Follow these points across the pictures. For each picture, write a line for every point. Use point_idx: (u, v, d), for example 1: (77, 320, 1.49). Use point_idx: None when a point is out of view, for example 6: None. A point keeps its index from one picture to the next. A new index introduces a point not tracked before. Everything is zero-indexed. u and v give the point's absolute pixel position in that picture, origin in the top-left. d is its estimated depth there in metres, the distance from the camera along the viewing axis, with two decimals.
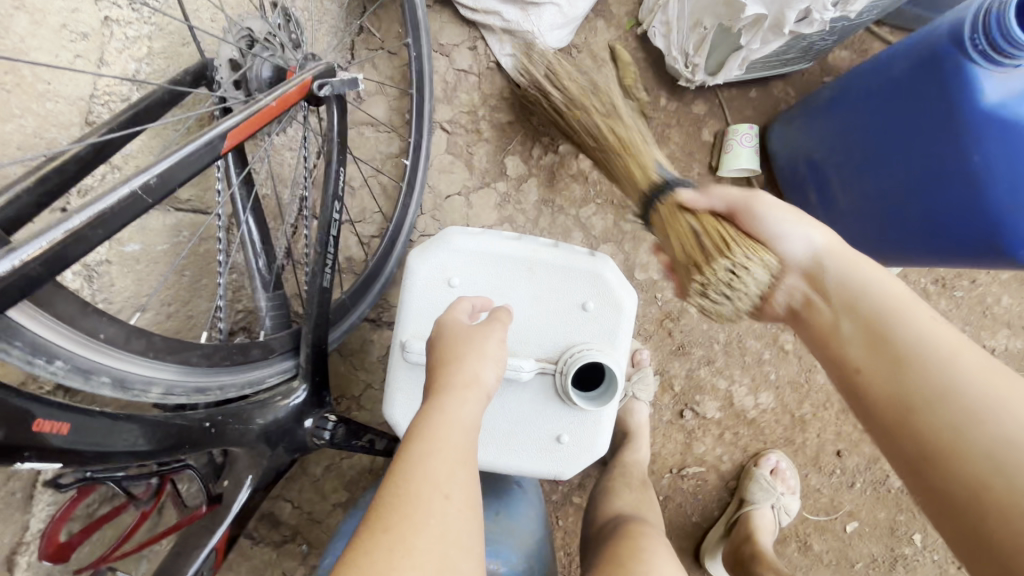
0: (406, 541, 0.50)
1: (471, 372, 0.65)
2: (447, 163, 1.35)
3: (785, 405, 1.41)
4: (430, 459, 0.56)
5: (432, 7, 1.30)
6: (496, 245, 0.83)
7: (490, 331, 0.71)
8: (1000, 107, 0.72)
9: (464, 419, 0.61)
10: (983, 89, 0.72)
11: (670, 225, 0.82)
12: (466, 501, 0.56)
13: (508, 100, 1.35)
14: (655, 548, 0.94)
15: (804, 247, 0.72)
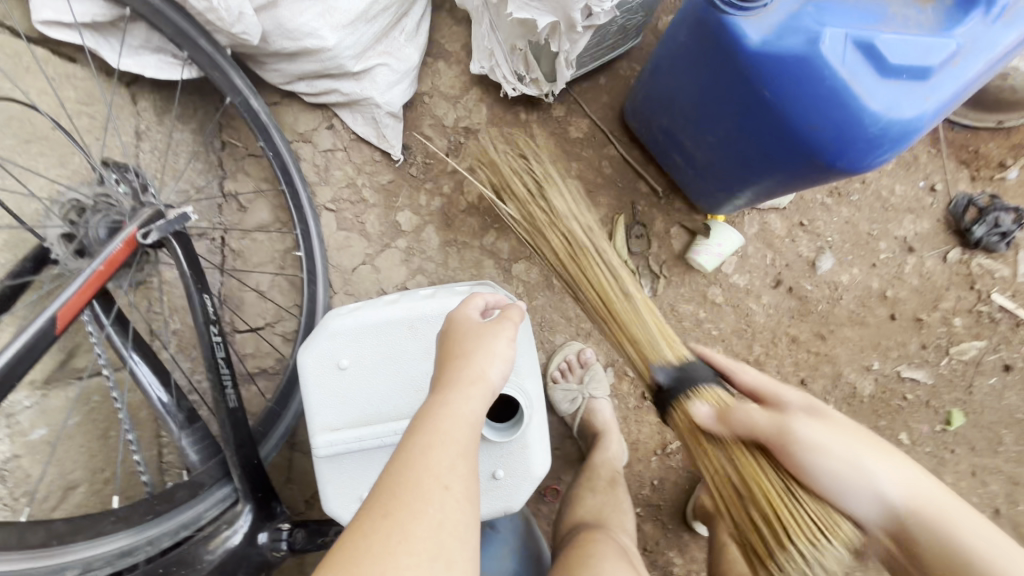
0: (406, 525, 0.56)
1: (479, 370, 0.68)
2: (343, 239, 1.38)
3: (737, 354, 1.41)
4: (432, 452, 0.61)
5: (280, 102, 1.34)
6: (372, 314, 0.85)
7: (499, 329, 0.73)
8: (765, 46, 0.74)
9: (467, 416, 0.64)
10: (745, 33, 0.76)
11: (701, 456, 0.82)
12: (465, 492, 0.60)
13: (380, 162, 1.39)
14: (603, 552, 1.02)
15: (874, 503, 0.72)
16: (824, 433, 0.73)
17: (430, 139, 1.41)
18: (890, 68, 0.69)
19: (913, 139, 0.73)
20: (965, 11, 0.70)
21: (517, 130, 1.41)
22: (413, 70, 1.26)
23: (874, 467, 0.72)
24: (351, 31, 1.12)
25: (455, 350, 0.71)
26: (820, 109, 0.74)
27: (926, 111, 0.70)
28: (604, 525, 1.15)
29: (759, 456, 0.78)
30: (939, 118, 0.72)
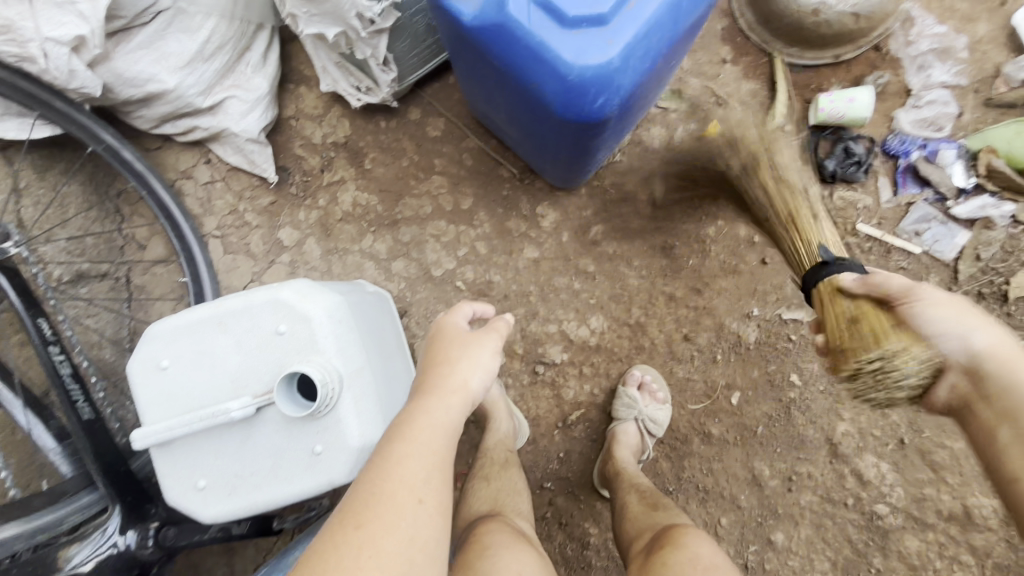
0: (378, 534, 0.71)
1: (462, 380, 0.89)
2: (231, 261, 1.48)
3: (617, 318, 1.44)
4: (413, 464, 0.77)
5: (160, 146, 1.47)
6: (188, 316, 0.93)
7: (482, 344, 0.94)
8: (475, 20, 0.81)
9: (445, 422, 0.83)
10: (458, 11, 0.82)
11: (828, 308, 0.93)
12: (434, 508, 0.76)
13: (258, 186, 1.50)
14: (500, 541, 1.06)
15: (961, 346, 0.84)
16: (942, 307, 0.85)
17: (302, 158, 1.51)
18: (569, 20, 0.75)
19: (617, 81, 0.78)
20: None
21: (381, 138, 1.50)
22: (265, 97, 1.37)
23: (966, 328, 0.85)
24: (190, 71, 1.24)
25: (448, 359, 0.91)
26: (530, 66, 0.79)
27: (612, 54, 0.75)
28: (499, 512, 1.17)
29: (885, 313, 0.89)
30: (633, 58, 0.77)
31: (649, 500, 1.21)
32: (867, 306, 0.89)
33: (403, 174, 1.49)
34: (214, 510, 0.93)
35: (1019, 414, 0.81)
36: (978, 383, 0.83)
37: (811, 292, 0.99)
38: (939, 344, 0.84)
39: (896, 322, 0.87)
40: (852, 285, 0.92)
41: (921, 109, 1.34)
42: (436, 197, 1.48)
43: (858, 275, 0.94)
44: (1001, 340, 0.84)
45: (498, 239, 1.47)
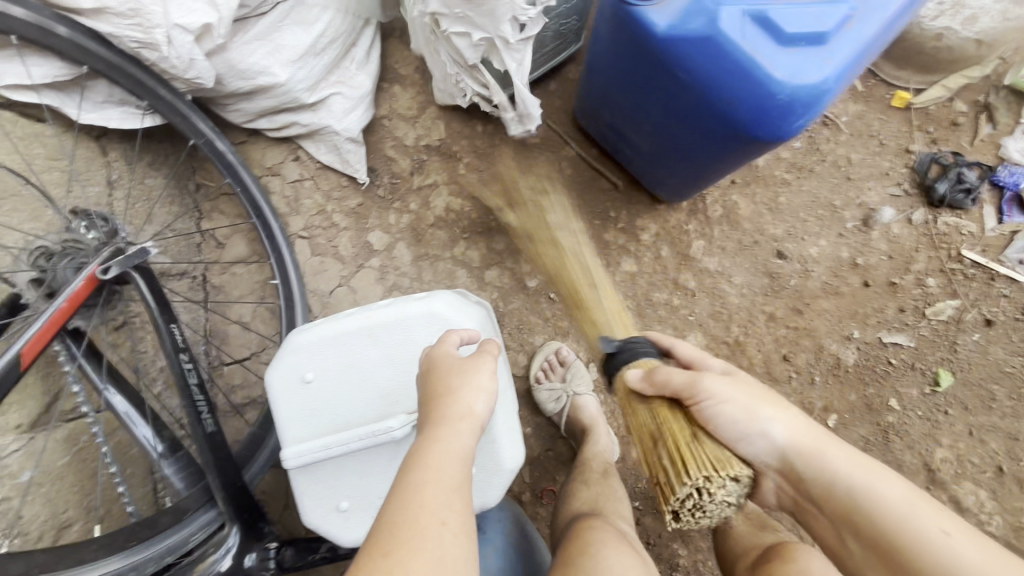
0: (405, 558, 0.57)
1: (467, 406, 0.72)
2: (318, 264, 1.42)
3: (715, 336, 1.41)
4: (436, 489, 0.63)
5: (247, 140, 1.40)
6: (333, 326, 0.87)
7: (478, 361, 0.76)
8: (672, 29, 0.78)
9: (458, 451, 0.67)
10: (652, 21, 0.79)
11: (630, 411, 0.85)
12: (461, 529, 0.62)
13: (348, 187, 1.44)
14: (603, 538, 1.01)
15: (769, 447, 0.79)
16: (731, 399, 0.79)
17: (394, 159, 1.46)
18: (786, 37, 0.72)
19: (824, 101, 0.75)
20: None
21: (477, 142, 1.46)
22: (368, 96, 1.32)
23: (762, 420, 0.79)
24: (302, 64, 1.19)
25: (443, 390, 0.73)
26: (732, 80, 0.76)
27: (828, 73, 0.73)
28: (601, 512, 1.13)
29: (678, 413, 0.81)
30: (843, 78, 0.75)
31: (755, 519, 1.17)
32: (659, 409, 0.81)
33: (498, 181, 1.45)
34: (356, 533, 0.88)
35: (892, 539, 0.69)
36: (798, 479, 0.78)
37: (614, 385, 0.90)
38: (742, 447, 0.78)
39: (690, 442, 0.76)
40: (636, 384, 0.83)
41: None
42: (532, 205, 1.45)
43: (643, 362, 0.86)
44: (800, 430, 0.79)
45: (594, 251, 1.44)
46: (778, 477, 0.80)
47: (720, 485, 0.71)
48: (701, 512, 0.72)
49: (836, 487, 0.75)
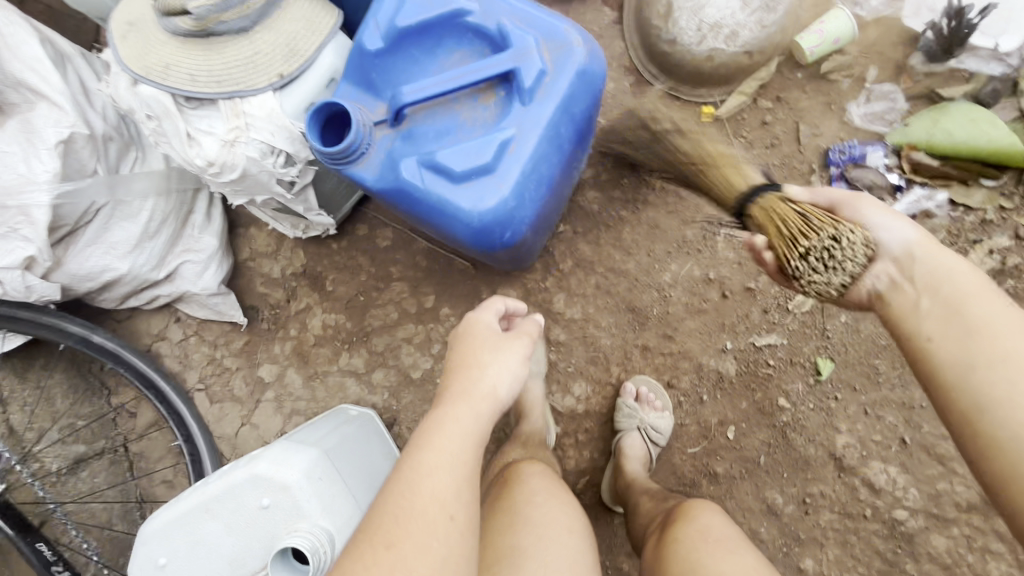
0: (409, 554, 0.65)
1: (496, 384, 0.82)
2: (219, 410, 1.52)
3: (599, 380, 1.47)
4: (468, 459, 0.75)
5: (130, 316, 1.53)
6: (174, 509, 0.97)
7: (503, 341, 0.87)
8: (375, 183, 0.85)
9: (472, 430, 0.77)
10: (358, 177, 0.86)
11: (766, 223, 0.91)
12: (466, 519, 0.71)
13: (231, 332, 1.55)
14: (535, 485, 1.06)
15: (897, 239, 0.81)
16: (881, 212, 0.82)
17: (266, 294, 1.56)
18: (458, 174, 0.79)
19: (520, 212, 0.82)
20: (511, 105, 0.80)
21: (335, 259, 1.55)
22: (217, 252, 1.43)
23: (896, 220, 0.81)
24: (138, 252, 1.30)
25: (479, 364, 0.83)
26: (435, 216, 0.83)
27: (505, 195, 0.80)
28: (539, 461, 1.19)
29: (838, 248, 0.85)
30: (527, 192, 0.81)
31: (659, 494, 1.21)
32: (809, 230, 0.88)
33: (363, 288, 1.54)
34: None
35: None
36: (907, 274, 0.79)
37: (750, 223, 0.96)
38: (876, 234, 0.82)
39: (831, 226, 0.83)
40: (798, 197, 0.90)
41: (871, 104, 1.38)
42: (400, 303, 1.52)
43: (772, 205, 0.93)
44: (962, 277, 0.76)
45: None
46: (887, 269, 0.80)
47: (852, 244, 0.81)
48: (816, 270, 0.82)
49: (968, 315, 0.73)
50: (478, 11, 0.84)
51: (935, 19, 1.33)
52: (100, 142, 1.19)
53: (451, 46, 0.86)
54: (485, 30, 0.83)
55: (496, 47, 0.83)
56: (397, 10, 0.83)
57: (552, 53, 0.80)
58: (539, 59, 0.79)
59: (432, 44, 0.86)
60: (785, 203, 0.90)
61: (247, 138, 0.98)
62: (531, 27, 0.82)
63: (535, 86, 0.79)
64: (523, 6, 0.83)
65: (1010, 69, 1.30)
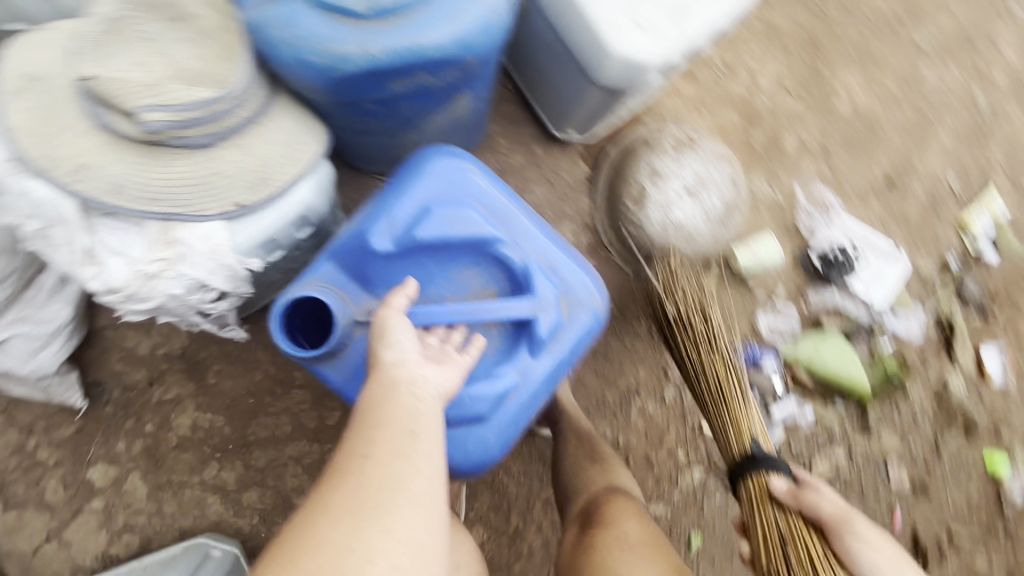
0: (320, 506, 0.63)
1: (397, 353, 0.75)
2: (19, 516, 1.20)
3: (496, 528, 1.43)
4: (374, 434, 0.68)
5: None
6: None
7: (392, 320, 0.77)
8: (345, 387, 0.86)
9: (374, 390, 0.71)
10: (328, 377, 0.85)
11: (758, 502, 1.04)
12: (386, 450, 0.67)
13: (60, 414, 1.23)
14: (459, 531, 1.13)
15: None
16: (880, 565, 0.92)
17: (121, 374, 1.25)
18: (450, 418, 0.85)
19: (496, 451, 0.88)
20: (517, 349, 0.87)
21: (227, 348, 1.29)
22: (66, 328, 1.12)
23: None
24: None
25: (372, 361, 0.75)
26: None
27: (491, 442, 0.87)
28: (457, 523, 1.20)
29: (811, 530, 1.01)
30: (511, 435, 0.88)
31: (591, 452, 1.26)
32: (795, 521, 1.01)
33: (255, 390, 1.30)
34: None
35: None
36: None
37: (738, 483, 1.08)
38: None
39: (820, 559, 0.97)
40: (781, 492, 1.03)
41: (776, 318, 1.57)
42: (296, 415, 1.31)
43: (782, 475, 1.05)
44: None
45: None
46: None
47: None
48: None
49: None
50: (507, 240, 0.90)
51: (823, 249, 1.57)
52: None
53: (465, 263, 0.90)
54: (506, 263, 0.90)
55: (512, 282, 0.90)
56: (417, 220, 0.86)
57: (569, 308, 0.90)
58: (555, 313, 0.88)
59: (448, 257, 0.89)
60: (767, 506, 1.03)
61: (176, 271, 0.78)
62: (556, 277, 0.90)
63: (547, 339, 0.87)
64: (548, 246, 0.92)
65: (873, 318, 1.60)
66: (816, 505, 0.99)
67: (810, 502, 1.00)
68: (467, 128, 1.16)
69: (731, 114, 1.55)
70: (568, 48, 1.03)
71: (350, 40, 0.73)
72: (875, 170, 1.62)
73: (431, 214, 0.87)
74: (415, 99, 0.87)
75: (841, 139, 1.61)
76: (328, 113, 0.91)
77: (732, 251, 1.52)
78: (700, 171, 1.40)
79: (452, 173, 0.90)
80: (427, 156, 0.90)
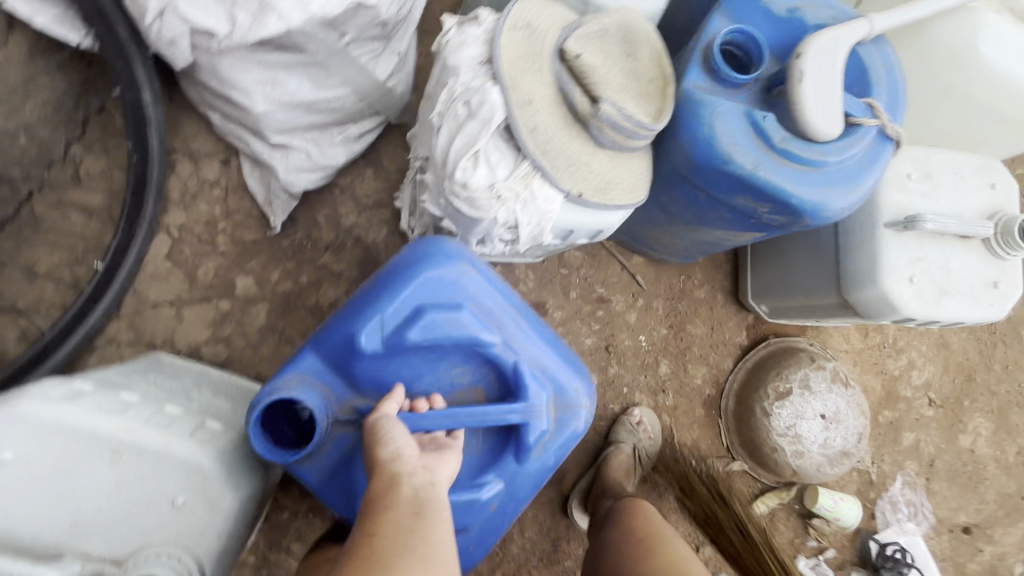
0: None
1: (395, 449, 0.66)
2: (162, 270, 1.24)
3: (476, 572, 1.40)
4: (384, 518, 0.62)
5: (189, 112, 1.27)
6: (81, 415, 0.73)
7: (387, 428, 0.67)
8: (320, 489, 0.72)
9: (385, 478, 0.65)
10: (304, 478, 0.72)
11: None
12: (402, 537, 0.61)
13: (254, 220, 1.31)
14: None
15: None
16: None
17: (320, 226, 1.35)
18: None
19: (474, 557, 0.78)
20: (503, 458, 0.75)
21: None
22: (330, 169, 1.25)
23: None
24: (286, 111, 1.11)
25: (369, 461, 0.67)
26: None
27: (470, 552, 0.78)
28: None
29: None
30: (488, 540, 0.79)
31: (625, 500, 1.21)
32: None
33: None
34: None
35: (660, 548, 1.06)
36: None
37: None
38: None
39: None
40: None
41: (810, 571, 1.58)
42: None
43: None
44: None
45: None
46: None
47: None
48: None
49: None
50: (500, 343, 0.74)
51: (886, 542, 1.60)
52: (376, 23, 1.03)
53: (455, 361, 0.74)
54: (497, 364, 0.74)
55: (503, 384, 0.75)
56: (407, 320, 0.70)
57: (559, 413, 0.76)
58: (545, 419, 0.74)
59: (435, 354, 0.74)
60: None
61: (514, 206, 0.91)
62: (547, 381, 0.76)
63: (535, 447, 0.75)
64: (544, 345, 0.78)
65: None
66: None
67: None
68: (702, 248, 1.33)
69: (875, 381, 1.68)
70: (841, 257, 1.18)
71: (753, 154, 0.91)
72: (960, 510, 1.69)
73: (421, 317, 0.70)
74: (734, 214, 1.04)
75: (948, 464, 1.70)
76: (661, 176, 1.08)
77: (815, 487, 1.56)
78: (842, 409, 1.47)
79: (448, 272, 0.73)
80: (428, 252, 0.73)
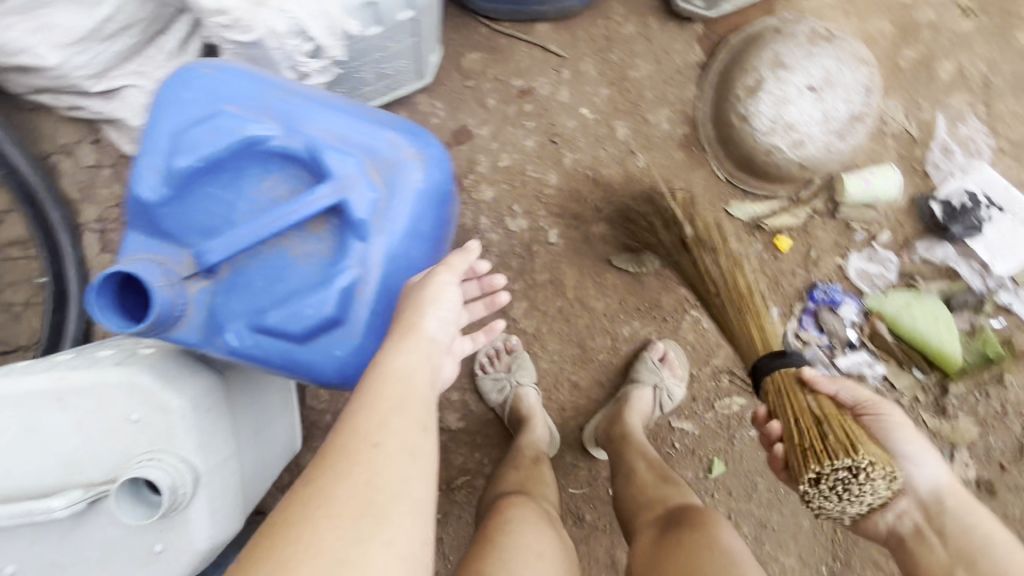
0: (315, 514, 0.58)
1: (440, 326, 0.76)
2: (107, 262, 1.30)
3: None
4: (395, 415, 0.67)
5: (40, 111, 1.26)
6: (17, 382, 0.80)
7: (443, 291, 0.76)
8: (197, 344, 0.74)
9: (398, 369, 0.71)
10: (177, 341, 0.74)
11: None
12: (400, 445, 0.65)
13: None
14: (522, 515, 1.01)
15: (927, 480, 0.87)
16: (900, 437, 0.88)
17: None
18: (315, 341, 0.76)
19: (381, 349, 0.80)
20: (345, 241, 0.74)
21: None
22: None
23: (928, 455, 0.88)
24: (81, 50, 1.04)
25: (411, 321, 0.74)
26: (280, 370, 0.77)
27: (370, 346, 0.78)
28: (528, 491, 1.12)
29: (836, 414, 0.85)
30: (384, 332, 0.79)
31: (659, 471, 1.17)
32: (792, 419, 0.81)
33: None
34: None
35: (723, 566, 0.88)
36: (934, 523, 0.85)
37: None
38: (906, 468, 0.87)
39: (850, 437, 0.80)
40: None
41: (868, 263, 1.41)
42: None
43: (757, 378, 0.86)
44: (945, 467, 0.88)
45: None
46: (912, 509, 0.87)
47: (886, 478, 0.77)
48: (856, 494, 0.78)
49: (950, 512, 0.85)
50: (279, 134, 0.74)
51: (949, 193, 1.38)
52: None
53: (254, 173, 0.75)
54: (292, 156, 0.74)
55: (311, 171, 0.74)
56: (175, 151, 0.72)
57: (381, 173, 0.76)
58: (365, 184, 0.74)
59: (231, 175, 0.75)
60: None
61: (281, 5, 0.80)
62: (349, 146, 0.75)
63: (369, 215, 0.74)
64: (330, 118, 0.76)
65: (987, 288, 1.40)
66: (828, 409, 0.85)
67: (834, 387, 0.89)
68: None
69: (882, 22, 1.36)
70: None
71: None
72: None
73: (189, 141, 0.72)
74: None
75: (1009, 75, 1.39)
76: None
77: (840, 178, 1.35)
78: (832, 68, 1.25)
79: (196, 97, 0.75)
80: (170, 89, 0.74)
